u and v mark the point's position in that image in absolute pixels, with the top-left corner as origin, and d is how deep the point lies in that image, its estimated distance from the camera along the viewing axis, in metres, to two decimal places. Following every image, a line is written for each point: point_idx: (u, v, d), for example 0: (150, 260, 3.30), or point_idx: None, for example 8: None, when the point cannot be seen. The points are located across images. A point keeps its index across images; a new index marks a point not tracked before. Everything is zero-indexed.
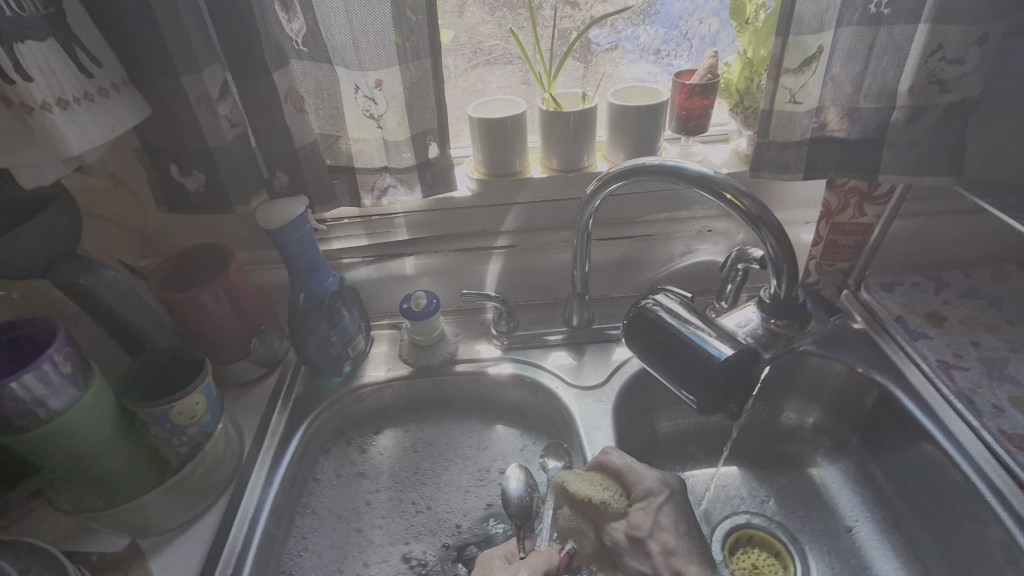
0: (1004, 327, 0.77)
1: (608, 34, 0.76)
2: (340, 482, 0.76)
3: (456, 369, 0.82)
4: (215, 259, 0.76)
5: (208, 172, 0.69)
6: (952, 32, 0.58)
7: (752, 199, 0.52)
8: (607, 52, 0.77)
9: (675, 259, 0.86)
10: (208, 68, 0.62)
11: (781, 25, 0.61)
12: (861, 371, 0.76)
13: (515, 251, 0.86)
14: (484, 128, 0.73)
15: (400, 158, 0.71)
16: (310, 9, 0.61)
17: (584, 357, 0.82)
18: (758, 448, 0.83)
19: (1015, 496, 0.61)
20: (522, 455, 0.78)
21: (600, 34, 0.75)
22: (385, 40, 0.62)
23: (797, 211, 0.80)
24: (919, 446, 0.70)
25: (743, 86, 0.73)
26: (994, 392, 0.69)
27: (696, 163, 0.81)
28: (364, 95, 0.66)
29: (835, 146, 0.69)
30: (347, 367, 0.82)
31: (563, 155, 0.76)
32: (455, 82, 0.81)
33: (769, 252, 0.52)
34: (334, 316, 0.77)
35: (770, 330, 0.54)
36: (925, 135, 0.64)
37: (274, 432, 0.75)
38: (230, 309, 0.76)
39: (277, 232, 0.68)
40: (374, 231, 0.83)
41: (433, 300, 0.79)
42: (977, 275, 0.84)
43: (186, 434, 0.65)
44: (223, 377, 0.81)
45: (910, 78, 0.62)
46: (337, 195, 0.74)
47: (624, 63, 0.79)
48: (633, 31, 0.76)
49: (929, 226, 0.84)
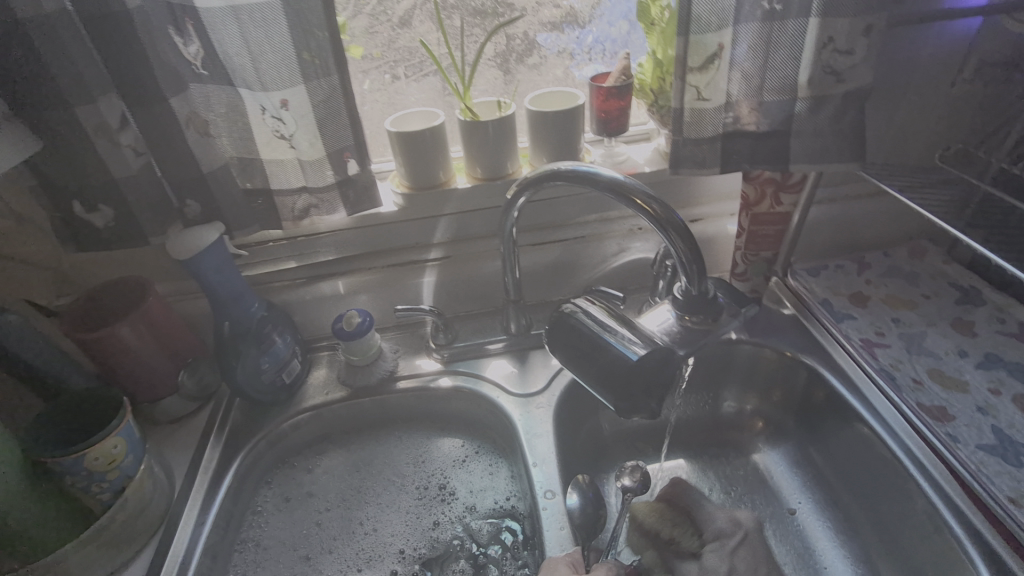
0: (921, 302, 0.80)
1: (556, 38, 0.79)
2: (288, 506, 0.75)
3: (397, 386, 0.81)
4: (134, 293, 0.73)
5: (115, 206, 0.66)
6: (840, 24, 0.60)
7: (660, 203, 0.53)
8: (557, 55, 0.81)
9: (608, 260, 0.86)
10: (104, 98, 0.59)
11: (681, 26, 0.63)
12: (789, 355, 0.79)
13: (449, 262, 0.85)
14: (403, 142, 0.73)
15: (319, 177, 0.69)
16: (204, 31, 0.59)
17: (525, 363, 0.82)
18: (702, 438, 0.85)
19: (931, 460, 0.64)
20: (462, 467, 0.79)
21: (549, 37, 0.79)
22: (287, 59, 0.61)
23: (714, 205, 0.87)
24: (854, 428, 0.72)
25: (657, 86, 0.75)
26: (913, 366, 0.72)
27: (620, 163, 0.82)
28: (272, 115, 0.65)
29: (747, 139, 0.70)
30: (284, 394, 0.79)
31: (485, 163, 0.76)
32: (374, 97, 0.82)
33: (677, 253, 0.53)
34: (265, 341, 0.75)
35: (686, 326, 0.54)
36: (826, 125, 0.66)
37: (207, 468, 0.72)
38: (152, 342, 0.73)
39: (191, 261, 0.67)
40: (301, 253, 0.82)
41: (366, 318, 0.78)
42: (895, 253, 0.88)
43: (107, 479, 0.62)
44: (151, 418, 0.77)
45: (808, 70, 0.64)
46: (257, 217, 0.72)
47: (574, 66, 0.82)
48: (579, 33, 0.79)
49: (842, 210, 0.88)
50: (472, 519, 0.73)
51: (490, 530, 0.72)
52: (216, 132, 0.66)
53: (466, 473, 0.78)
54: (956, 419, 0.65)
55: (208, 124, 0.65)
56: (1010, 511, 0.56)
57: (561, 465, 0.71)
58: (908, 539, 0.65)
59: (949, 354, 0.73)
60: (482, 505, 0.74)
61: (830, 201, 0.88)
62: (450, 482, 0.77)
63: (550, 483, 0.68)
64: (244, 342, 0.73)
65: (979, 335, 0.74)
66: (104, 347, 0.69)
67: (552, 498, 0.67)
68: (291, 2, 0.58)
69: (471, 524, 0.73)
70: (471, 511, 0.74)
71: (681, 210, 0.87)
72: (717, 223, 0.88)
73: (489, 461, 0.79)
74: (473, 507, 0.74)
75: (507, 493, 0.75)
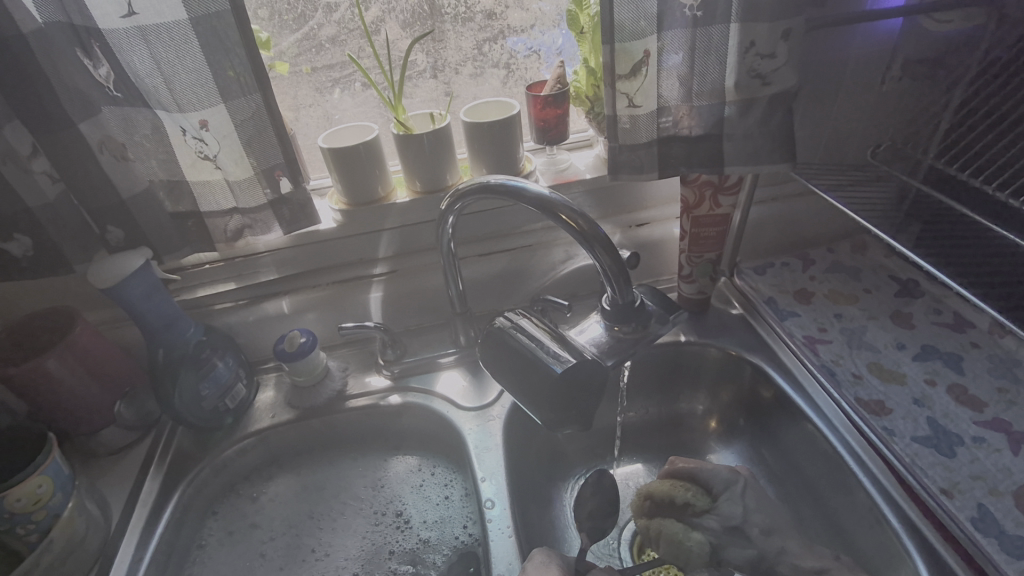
0: (863, 297, 0.81)
1: (526, 41, 0.81)
2: (231, 539, 0.73)
3: (347, 406, 0.79)
4: (61, 323, 0.71)
5: (32, 233, 0.64)
6: (759, 30, 0.61)
7: (584, 217, 0.53)
8: (528, 58, 0.83)
9: (557, 266, 0.85)
10: (10, 126, 0.58)
11: (606, 34, 0.62)
12: (735, 354, 0.80)
13: (394, 277, 0.84)
14: (335, 157, 0.71)
15: (249, 197, 0.68)
16: (111, 53, 0.57)
17: (476, 375, 0.81)
18: (658, 441, 0.85)
19: (869, 456, 0.64)
20: (418, 491, 0.77)
21: (518, 42, 0.81)
22: (204, 80, 0.59)
23: (662, 209, 0.87)
24: (801, 426, 0.72)
25: (592, 93, 0.75)
26: (853, 360, 0.73)
27: (563, 169, 0.83)
28: (193, 136, 0.63)
29: (682, 144, 0.70)
30: (228, 419, 0.77)
31: (424, 176, 0.75)
32: (307, 112, 0.82)
33: (603, 267, 0.55)
34: (204, 366, 0.73)
35: (615, 336, 0.58)
36: (755, 126, 0.67)
37: (145, 501, 0.70)
38: (82, 375, 0.70)
39: (115, 289, 0.64)
40: (240, 273, 0.81)
41: (309, 337, 0.76)
42: (838, 249, 0.90)
43: (33, 520, 0.59)
44: (87, 450, 0.74)
45: (734, 75, 0.65)
46: (188, 241, 0.70)
47: (545, 68, 0.84)
48: (548, 35, 0.81)
49: (784, 208, 0.89)
50: (425, 545, 0.71)
51: (442, 561, 0.70)
52: (134, 155, 0.64)
53: (421, 497, 0.76)
54: (893, 411, 0.67)
55: (126, 147, 0.63)
56: (940, 501, 0.57)
57: (510, 477, 0.70)
58: (857, 530, 0.64)
59: (888, 347, 0.74)
60: (435, 533, 0.72)
61: (772, 200, 0.89)
62: (404, 507, 0.75)
63: (497, 495, 0.67)
64: (181, 368, 0.71)
65: (917, 328, 0.76)
66: (30, 383, 0.66)
67: (495, 508, 0.66)
68: (201, 20, 0.56)
69: (424, 551, 0.71)
70: (423, 536, 0.72)
71: (626, 214, 0.87)
72: (663, 226, 0.88)
73: (446, 480, 0.77)
74: (425, 534, 0.72)
75: (464, 521, 0.73)
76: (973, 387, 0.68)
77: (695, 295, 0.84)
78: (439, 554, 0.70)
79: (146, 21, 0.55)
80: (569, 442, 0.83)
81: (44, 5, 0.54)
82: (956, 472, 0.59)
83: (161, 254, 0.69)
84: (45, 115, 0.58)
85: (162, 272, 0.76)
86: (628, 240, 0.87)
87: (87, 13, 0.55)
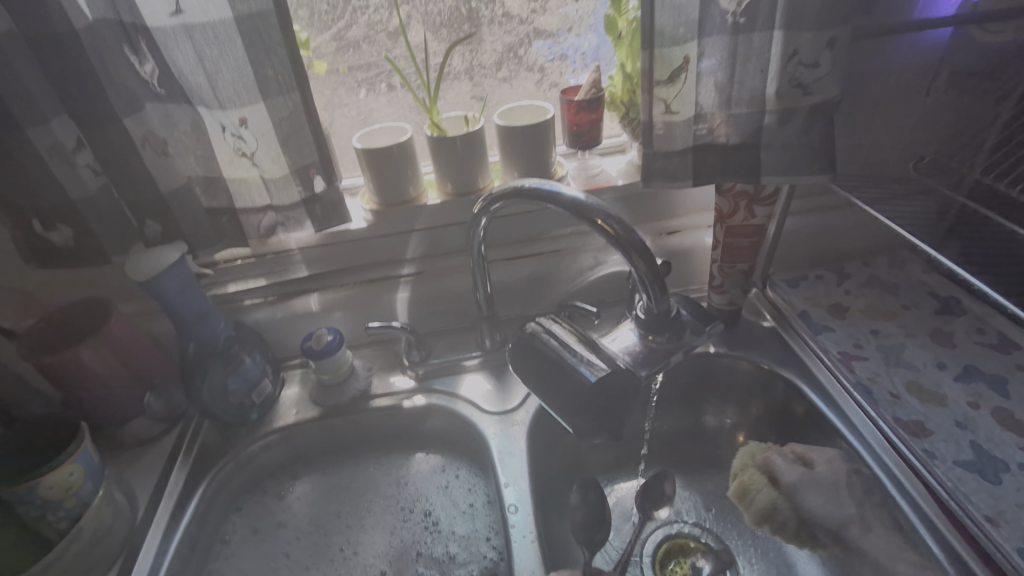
0: (901, 314, 0.79)
1: (553, 45, 0.81)
2: (254, 537, 0.73)
3: (371, 405, 0.79)
4: (98, 315, 0.72)
5: (74, 225, 0.65)
6: (804, 37, 0.59)
7: (621, 222, 0.53)
8: (554, 62, 0.82)
9: (585, 273, 0.84)
10: (58, 119, 0.59)
11: (645, 38, 0.62)
12: (766, 369, 0.78)
13: (422, 278, 0.84)
14: (369, 158, 0.72)
15: (284, 194, 0.68)
16: (157, 50, 0.59)
17: (501, 379, 0.81)
18: (684, 452, 0.83)
19: (907, 479, 0.62)
20: (445, 492, 0.76)
21: (543, 46, 0.80)
22: (245, 78, 0.60)
23: (694, 218, 0.86)
24: (833, 444, 0.70)
25: (627, 98, 0.74)
26: (890, 379, 0.71)
27: (594, 175, 0.82)
28: (232, 134, 0.64)
29: (718, 152, 0.69)
30: (254, 414, 0.77)
31: (456, 179, 0.76)
32: (341, 112, 0.83)
33: (641, 276, 0.54)
34: (233, 361, 0.74)
35: (649, 346, 0.58)
36: (796, 136, 0.65)
37: (172, 492, 0.70)
38: (116, 365, 0.71)
39: (150, 283, 0.65)
40: (271, 270, 0.81)
41: (336, 335, 0.76)
42: (875, 263, 0.87)
43: (64, 508, 0.60)
44: (116, 441, 0.75)
45: (775, 82, 0.63)
46: (222, 236, 0.71)
47: (570, 72, 0.84)
48: (576, 40, 0.81)
49: (819, 220, 0.87)
50: (451, 559, 0.70)
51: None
52: (174, 150, 0.65)
53: (448, 500, 0.75)
54: (933, 434, 0.64)
55: (167, 142, 0.64)
56: (988, 530, 0.55)
57: (533, 485, 0.69)
58: None
59: (927, 366, 0.72)
60: (463, 547, 0.71)
61: (807, 211, 0.87)
62: (433, 508, 0.75)
63: (520, 500, 0.66)
64: (210, 362, 0.72)
65: (958, 347, 0.73)
66: (64, 371, 0.67)
67: (518, 513, 0.65)
68: (244, 20, 0.57)
69: (450, 564, 0.69)
70: (450, 547, 0.71)
71: (657, 222, 0.86)
72: (695, 234, 0.87)
73: (470, 484, 0.77)
74: (453, 547, 0.71)
75: (487, 534, 0.71)
76: (1019, 411, 0.65)
77: (726, 307, 0.82)
78: (466, 571, 0.69)
79: (191, 19, 0.56)
80: (593, 452, 0.82)
81: (95, 2, 0.55)
82: (1003, 499, 0.57)
83: (196, 249, 0.70)
84: (91, 110, 0.59)
85: (195, 265, 0.77)
86: (658, 248, 0.86)
87: (136, 12, 0.56)
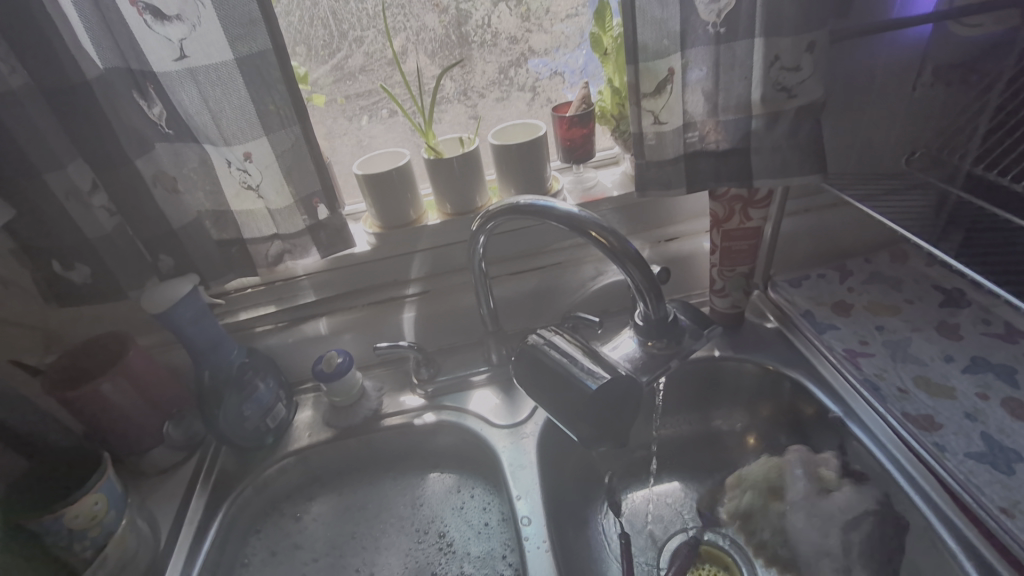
0: (905, 308, 0.79)
1: (548, 63, 0.83)
2: (275, 559, 0.74)
3: (384, 424, 0.80)
4: (116, 348, 0.74)
5: (92, 263, 0.68)
6: (784, 43, 0.61)
7: (614, 234, 0.54)
8: (550, 79, 0.85)
9: (587, 284, 0.85)
10: (74, 164, 0.62)
11: (630, 54, 0.63)
12: (770, 369, 0.79)
13: (428, 297, 0.86)
14: (371, 184, 0.74)
15: (289, 224, 0.71)
16: (165, 93, 0.62)
17: (510, 394, 0.81)
18: (696, 458, 0.83)
19: (921, 474, 0.62)
20: (459, 512, 0.77)
21: (541, 63, 0.83)
22: (248, 116, 0.63)
23: (691, 224, 0.87)
24: (847, 443, 0.70)
25: (617, 112, 0.77)
26: (898, 374, 0.71)
27: (590, 187, 0.84)
28: (237, 168, 0.67)
29: (709, 158, 0.70)
30: (269, 438, 0.79)
31: (454, 199, 0.78)
32: (341, 141, 0.86)
33: (636, 283, 0.55)
34: (247, 387, 0.76)
35: (649, 352, 0.59)
36: (784, 139, 0.66)
37: (192, 518, 0.72)
38: (134, 397, 0.73)
39: (165, 314, 0.68)
40: (281, 296, 0.84)
41: (345, 357, 0.78)
42: (877, 259, 0.87)
43: (89, 537, 0.62)
44: (138, 470, 0.77)
45: (760, 88, 0.64)
46: (232, 267, 0.73)
47: (567, 88, 0.86)
48: (570, 57, 0.83)
49: (817, 220, 0.88)
50: None
51: None
52: (184, 187, 0.68)
53: (463, 520, 0.76)
54: (944, 427, 0.63)
55: (176, 180, 0.67)
56: (1001, 522, 0.54)
57: (547, 497, 0.69)
58: (913, 553, 0.61)
59: (935, 360, 0.71)
60: (479, 565, 0.71)
61: (804, 211, 0.88)
62: (447, 529, 0.76)
63: (533, 512, 0.67)
64: (226, 390, 0.74)
65: (965, 339, 0.73)
66: (87, 405, 0.69)
67: (532, 525, 0.65)
68: (244, 61, 0.60)
69: None
70: (465, 567, 0.71)
71: (654, 230, 0.88)
72: (694, 240, 0.88)
73: (485, 503, 0.77)
74: (468, 566, 0.71)
75: (505, 553, 0.71)
76: None
77: (728, 310, 0.83)
78: None
79: (195, 63, 0.59)
80: (605, 462, 0.82)
81: (104, 53, 0.59)
82: (1017, 490, 0.56)
83: (207, 281, 0.73)
84: (106, 154, 0.62)
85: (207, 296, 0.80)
86: (657, 255, 0.87)
87: (143, 58, 0.60)
